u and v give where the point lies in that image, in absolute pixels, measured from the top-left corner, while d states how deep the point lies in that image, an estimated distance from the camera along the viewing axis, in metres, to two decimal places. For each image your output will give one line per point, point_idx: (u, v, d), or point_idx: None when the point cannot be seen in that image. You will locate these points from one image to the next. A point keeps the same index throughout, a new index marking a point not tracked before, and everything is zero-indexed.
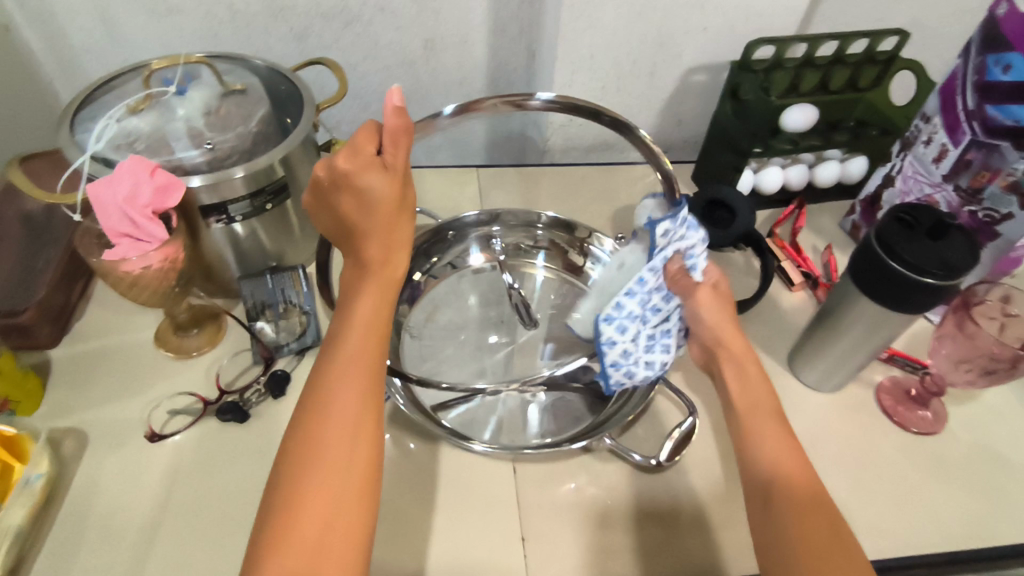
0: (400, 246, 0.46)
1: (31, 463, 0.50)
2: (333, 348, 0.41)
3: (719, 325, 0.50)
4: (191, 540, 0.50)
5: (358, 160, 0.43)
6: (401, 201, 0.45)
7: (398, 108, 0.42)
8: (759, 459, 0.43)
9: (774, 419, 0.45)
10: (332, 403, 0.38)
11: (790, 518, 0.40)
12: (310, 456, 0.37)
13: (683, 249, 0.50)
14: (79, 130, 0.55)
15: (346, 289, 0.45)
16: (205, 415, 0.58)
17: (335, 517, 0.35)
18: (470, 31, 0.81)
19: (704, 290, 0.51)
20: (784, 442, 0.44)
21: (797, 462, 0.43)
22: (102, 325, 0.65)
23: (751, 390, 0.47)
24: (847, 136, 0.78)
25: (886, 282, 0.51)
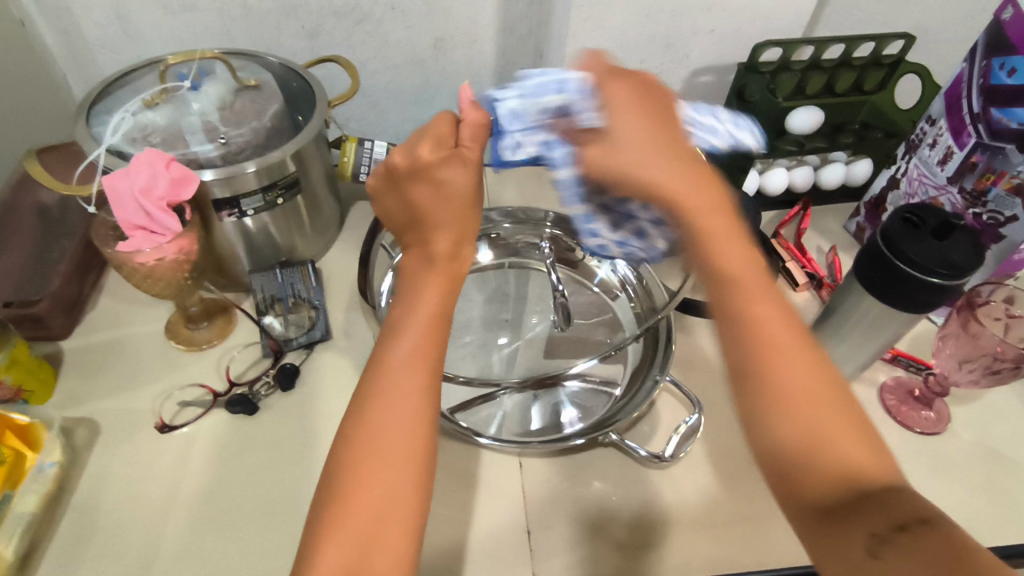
0: (467, 236, 0.43)
1: (45, 451, 0.51)
2: (393, 335, 0.40)
3: (657, 186, 0.41)
4: (202, 529, 0.51)
5: (441, 152, 0.42)
6: (478, 196, 0.43)
7: (472, 102, 0.44)
8: (744, 341, 0.38)
9: (763, 292, 0.40)
10: (392, 386, 0.38)
11: (775, 408, 0.36)
12: (370, 441, 0.36)
13: (564, 122, 0.44)
14: (96, 123, 0.56)
15: (409, 279, 0.43)
16: (215, 407, 0.58)
17: (391, 512, 0.35)
18: (479, 30, 0.82)
19: (597, 145, 0.43)
20: (777, 321, 0.39)
21: (795, 345, 0.38)
22: (113, 317, 0.65)
23: (729, 253, 0.41)
24: (851, 138, 0.79)
25: (892, 282, 0.51)
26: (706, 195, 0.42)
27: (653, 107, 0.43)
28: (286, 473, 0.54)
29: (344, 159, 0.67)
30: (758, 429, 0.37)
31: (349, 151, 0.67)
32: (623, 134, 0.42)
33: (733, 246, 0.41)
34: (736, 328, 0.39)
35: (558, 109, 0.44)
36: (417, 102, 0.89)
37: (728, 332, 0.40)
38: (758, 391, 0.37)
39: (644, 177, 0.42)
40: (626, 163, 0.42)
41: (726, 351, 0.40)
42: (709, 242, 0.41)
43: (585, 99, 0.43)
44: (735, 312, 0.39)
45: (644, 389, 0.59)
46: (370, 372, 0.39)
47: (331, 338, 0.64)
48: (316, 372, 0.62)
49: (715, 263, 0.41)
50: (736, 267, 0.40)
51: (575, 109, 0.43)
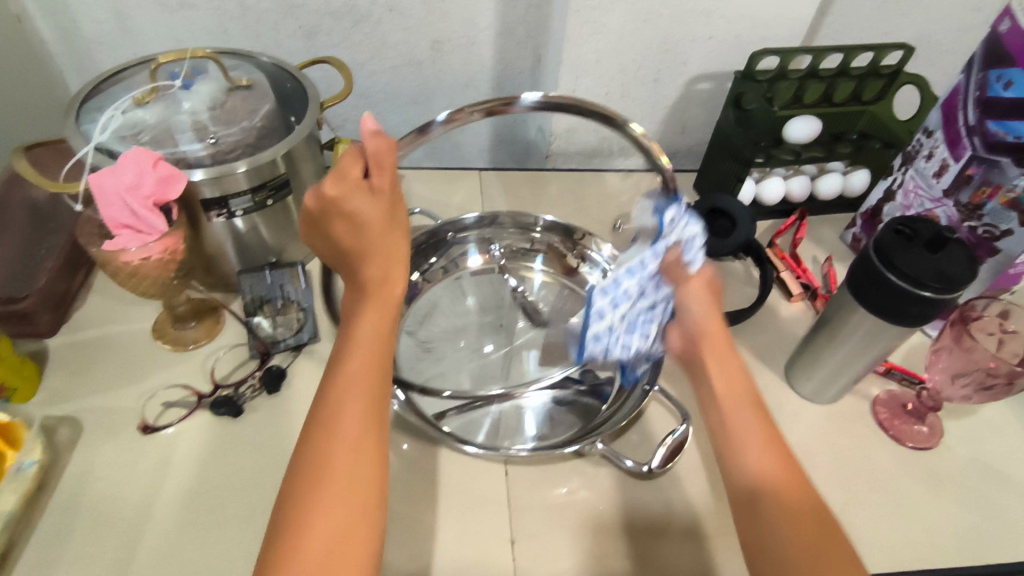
0: (397, 258, 0.45)
1: (24, 450, 0.50)
2: (336, 368, 0.41)
3: (705, 317, 0.51)
4: (180, 532, 0.50)
5: (344, 185, 0.43)
6: (390, 218, 0.45)
7: (374, 131, 0.44)
8: (745, 465, 0.41)
9: (756, 416, 0.44)
10: (339, 416, 0.38)
11: (773, 530, 0.38)
12: (317, 475, 0.36)
13: (684, 240, 0.52)
14: (85, 120, 0.55)
15: (347, 312, 0.45)
16: (199, 408, 0.58)
17: (342, 543, 0.35)
18: (478, 33, 0.81)
19: (697, 282, 0.52)
20: (769, 446, 0.42)
21: (783, 468, 0.41)
22: (100, 316, 0.65)
23: (735, 384, 0.46)
24: (850, 148, 0.77)
25: (883, 295, 0.51)
26: (722, 332, 0.49)
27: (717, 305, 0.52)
28: (270, 477, 0.54)
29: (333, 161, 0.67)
30: (749, 538, 0.39)
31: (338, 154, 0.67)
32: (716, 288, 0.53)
33: (731, 372, 0.47)
34: (730, 449, 0.43)
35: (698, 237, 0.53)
36: (414, 105, 0.89)
37: (728, 455, 0.43)
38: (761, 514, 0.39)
39: (689, 303, 0.52)
40: (699, 296, 0.52)
41: (728, 479, 0.42)
42: (713, 370, 0.47)
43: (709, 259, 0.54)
44: (729, 436, 0.43)
45: (631, 399, 0.58)
46: (320, 404, 0.39)
47: (319, 341, 0.64)
48: (303, 375, 0.61)
49: (714, 385, 0.46)
50: (729, 390, 0.46)
51: (694, 243, 0.52)
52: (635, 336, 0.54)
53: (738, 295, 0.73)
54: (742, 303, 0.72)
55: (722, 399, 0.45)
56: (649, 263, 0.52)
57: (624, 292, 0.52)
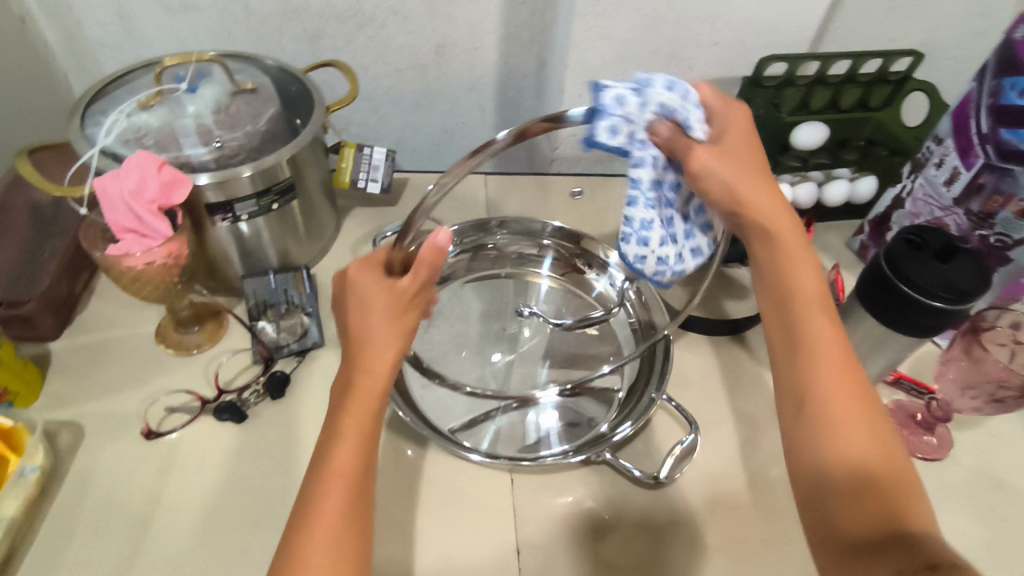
0: (387, 360, 0.41)
1: (26, 455, 0.49)
2: (336, 418, 0.41)
3: (736, 181, 0.46)
4: (184, 539, 0.50)
5: (366, 274, 0.43)
6: (401, 310, 0.42)
7: (438, 247, 0.40)
8: (807, 369, 0.41)
9: (830, 324, 0.43)
10: (341, 427, 0.40)
11: (826, 437, 0.39)
12: (319, 484, 0.39)
13: (662, 112, 0.43)
14: (90, 123, 0.55)
15: (334, 396, 0.42)
16: (202, 413, 0.57)
17: (344, 548, 0.37)
18: (481, 38, 0.81)
19: (705, 148, 0.45)
20: (837, 355, 0.41)
21: (849, 376, 0.40)
22: (103, 319, 0.64)
23: (799, 275, 0.45)
24: (855, 155, 0.78)
25: (894, 306, 0.50)
26: (772, 207, 0.46)
27: (750, 158, 0.47)
28: (273, 484, 0.53)
29: (341, 165, 0.68)
30: (797, 438, 0.40)
31: (347, 157, 0.68)
32: (728, 143, 0.47)
33: (805, 268, 0.45)
34: (796, 350, 0.42)
35: (661, 106, 0.43)
36: (417, 108, 0.89)
37: (786, 353, 0.43)
38: (816, 418, 0.39)
39: (712, 182, 0.46)
40: (715, 167, 0.46)
41: (779, 374, 0.43)
42: (784, 263, 0.45)
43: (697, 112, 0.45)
44: (800, 336, 0.42)
45: (637, 408, 0.58)
46: (327, 417, 0.42)
47: (324, 346, 0.63)
48: (306, 381, 0.61)
49: (784, 281, 0.45)
50: (806, 288, 0.44)
51: (671, 108, 0.43)
52: (693, 234, 0.51)
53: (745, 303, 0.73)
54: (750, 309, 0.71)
55: (791, 299, 0.44)
56: (646, 174, 0.44)
57: (649, 223, 0.46)
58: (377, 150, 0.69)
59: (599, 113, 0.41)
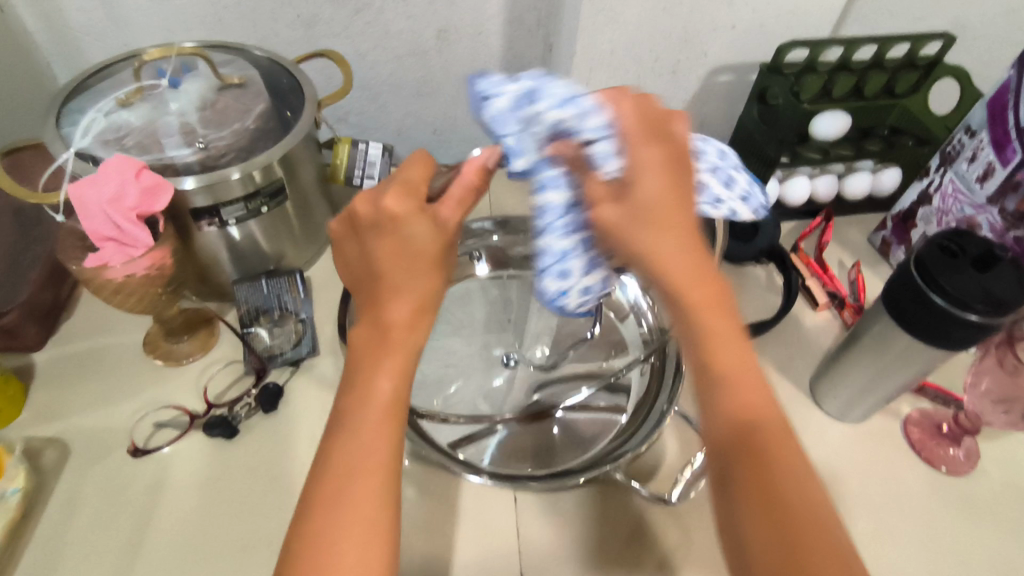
0: (431, 304, 0.39)
1: (8, 477, 0.48)
2: (362, 392, 0.37)
3: (657, 251, 0.35)
4: (171, 564, 0.48)
5: (409, 203, 0.39)
6: (445, 253, 0.40)
7: (487, 167, 0.42)
8: (733, 460, 0.34)
9: (751, 379, 0.35)
10: (371, 394, 0.37)
11: (753, 520, 0.32)
12: (350, 454, 0.35)
13: (569, 125, 0.38)
14: (66, 122, 0.52)
15: (360, 356, 0.38)
16: (192, 429, 0.55)
17: (378, 525, 0.34)
18: (485, 22, 0.77)
19: (608, 198, 0.36)
20: (761, 419, 0.34)
21: (767, 440, 0.34)
22: (90, 327, 0.62)
23: (718, 342, 0.36)
24: (879, 145, 0.73)
25: (925, 316, 0.47)
26: (692, 263, 0.35)
27: (672, 203, 0.35)
28: (265, 503, 0.51)
29: (335, 161, 0.65)
30: (726, 523, 0.34)
31: (341, 154, 0.65)
32: (641, 195, 0.35)
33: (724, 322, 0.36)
34: (718, 414, 0.35)
35: (558, 125, 0.38)
36: (419, 97, 0.84)
37: (710, 421, 0.36)
38: (740, 509, 0.33)
39: (636, 239, 0.35)
40: (620, 232, 0.36)
41: (710, 445, 0.36)
42: (704, 338, 0.36)
43: (605, 139, 0.37)
44: (720, 407, 0.35)
45: (642, 430, 0.55)
46: (351, 378, 0.38)
47: (318, 355, 0.61)
48: (300, 392, 0.58)
49: (702, 355, 0.36)
50: (729, 361, 0.35)
51: (602, 137, 0.37)
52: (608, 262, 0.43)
53: (761, 304, 0.69)
54: (761, 305, 0.69)
55: (708, 366, 0.36)
56: (553, 199, 0.39)
57: (564, 253, 0.40)
58: (375, 146, 0.66)
59: (531, 99, 0.39)
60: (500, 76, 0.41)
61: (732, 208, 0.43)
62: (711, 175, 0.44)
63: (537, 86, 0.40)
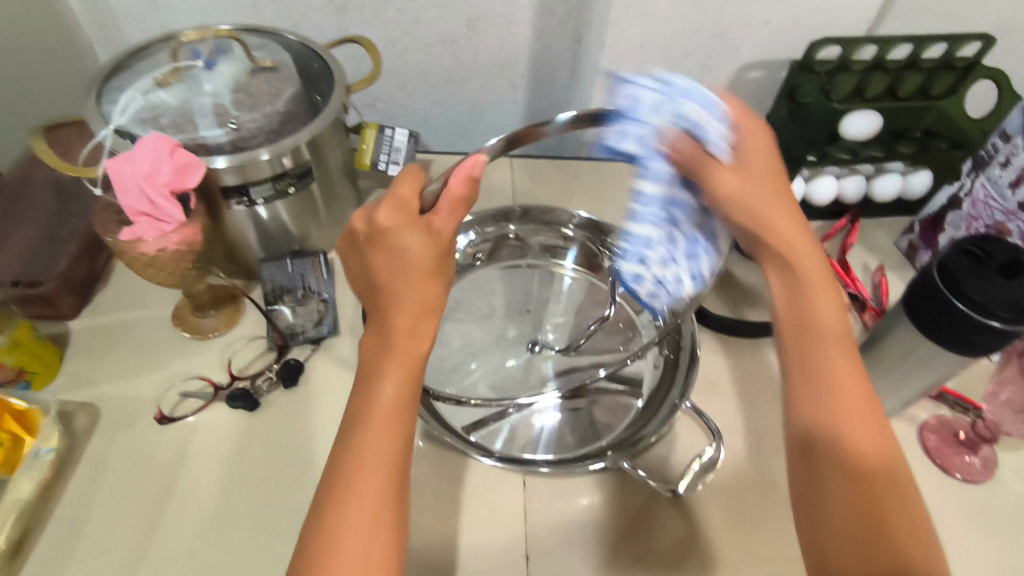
0: (431, 312, 0.41)
1: (42, 437, 0.50)
2: (366, 400, 0.38)
3: (751, 208, 0.46)
4: (190, 527, 0.50)
5: (400, 216, 0.41)
6: (441, 263, 0.41)
7: (472, 177, 0.41)
8: (815, 402, 0.40)
9: (845, 348, 0.42)
10: (375, 397, 0.38)
11: (835, 467, 0.38)
12: (354, 456, 0.36)
13: (681, 121, 0.48)
14: (106, 100, 0.54)
15: (365, 364, 0.40)
16: (216, 400, 0.57)
17: (381, 522, 0.35)
18: (516, 11, 0.77)
19: (731, 170, 0.47)
20: (852, 384, 0.40)
21: (852, 399, 0.40)
22: (122, 299, 0.65)
23: (816, 313, 0.43)
24: (912, 148, 0.71)
25: (946, 322, 0.46)
26: (804, 242, 0.46)
27: (770, 183, 0.47)
28: (283, 476, 0.53)
29: (362, 146, 0.67)
30: (805, 474, 0.39)
31: (368, 138, 0.66)
32: (754, 164, 0.48)
33: (829, 304, 0.44)
34: (810, 379, 0.41)
35: (681, 120, 0.49)
36: (446, 85, 0.85)
37: (797, 386, 0.42)
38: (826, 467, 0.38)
39: (727, 194, 0.47)
40: (740, 196, 0.47)
41: (788, 407, 0.42)
42: (811, 298, 0.44)
43: (719, 128, 0.48)
44: (816, 371, 0.41)
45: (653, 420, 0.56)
46: (360, 384, 0.40)
47: (338, 335, 0.62)
48: (320, 370, 0.60)
49: (806, 320, 0.43)
50: (829, 327, 0.43)
51: (703, 124, 0.48)
52: (698, 258, 0.54)
53: None
54: None
55: (808, 338, 0.43)
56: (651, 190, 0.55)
57: (648, 237, 0.58)
58: (399, 133, 0.67)
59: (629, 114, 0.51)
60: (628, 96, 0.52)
61: None
62: None
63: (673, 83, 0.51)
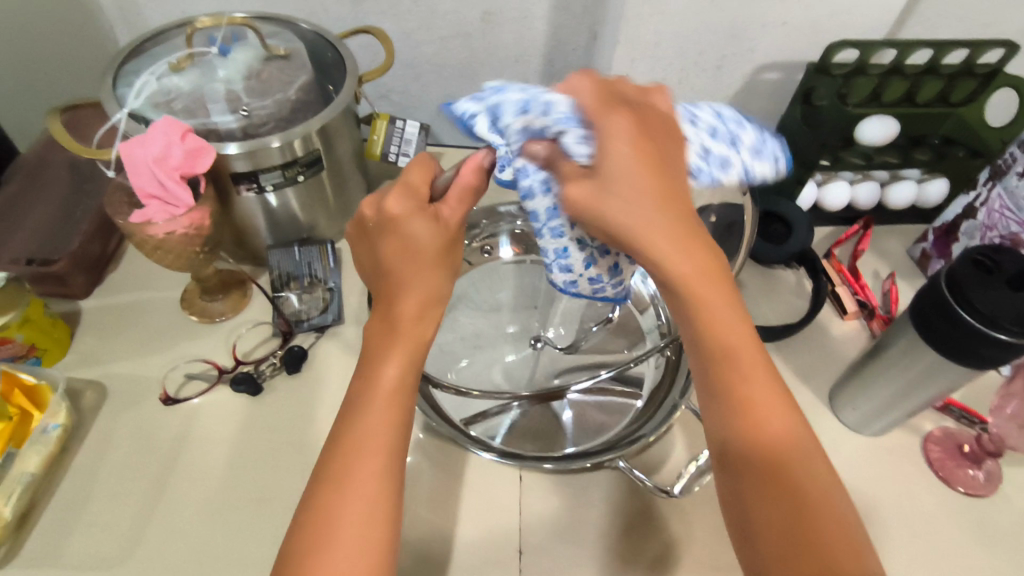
0: (439, 298, 0.41)
1: (49, 413, 0.52)
2: (368, 381, 0.39)
3: (642, 217, 0.36)
4: (189, 506, 0.51)
5: (410, 205, 0.41)
6: (449, 251, 0.42)
7: (480, 167, 0.42)
8: (731, 428, 0.36)
9: (756, 363, 0.37)
10: (377, 378, 0.39)
11: (758, 497, 0.33)
12: (355, 436, 0.37)
13: (547, 131, 0.38)
14: (122, 83, 0.54)
15: (370, 346, 0.41)
16: (220, 383, 0.58)
17: (377, 504, 0.35)
18: (533, 6, 0.76)
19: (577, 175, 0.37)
20: (773, 403, 0.36)
21: (770, 417, 0.35)
22: (133, 280, 0.66)
23: (720, 327, 0.37)
24: (928, 155, 0.71)
25: (951, 333, 0.46)
26: (700, 249, 0.37)
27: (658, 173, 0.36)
28: (283, 460, 0.53)
29: (373, 137, 0.67)
30: (732, 505, 0.35)
31: (379, 129, 0.66)
32: (612, 167, 0.36)
33: (732, 318, 0.37)
34: (721, 400, 0.36)
35: (530, 129, 0.39)
36: (460, 78, 0.85)
37: (710, 406, 0.37)
38: (745, 490, 0.34)
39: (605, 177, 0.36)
40: (615, 204, 0.36)
41: (710, 430, 0.37)
42: (707, 315, 0.37)
43: (574, 128, 0.37)
44: (723, 389, 0.36)
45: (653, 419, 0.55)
46: (363, 365, 0.40)
47: (343, 323, 0.63)
48: (324, 357, 0.60)
49: (709, 340, 0.37)
50: (736, 341, 0.37)
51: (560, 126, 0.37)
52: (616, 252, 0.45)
53: (787, 308, 0.68)
54: (784, 310, 0.68)
55: (718, 354, 0.37)
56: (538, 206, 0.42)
57: (563, 250, 0.44)
58: (411, 125, 0.67)
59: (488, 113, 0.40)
60: (469, 95, 0.41)
61: (744, 165, 0.41)
62: (710, 138, 0.41)
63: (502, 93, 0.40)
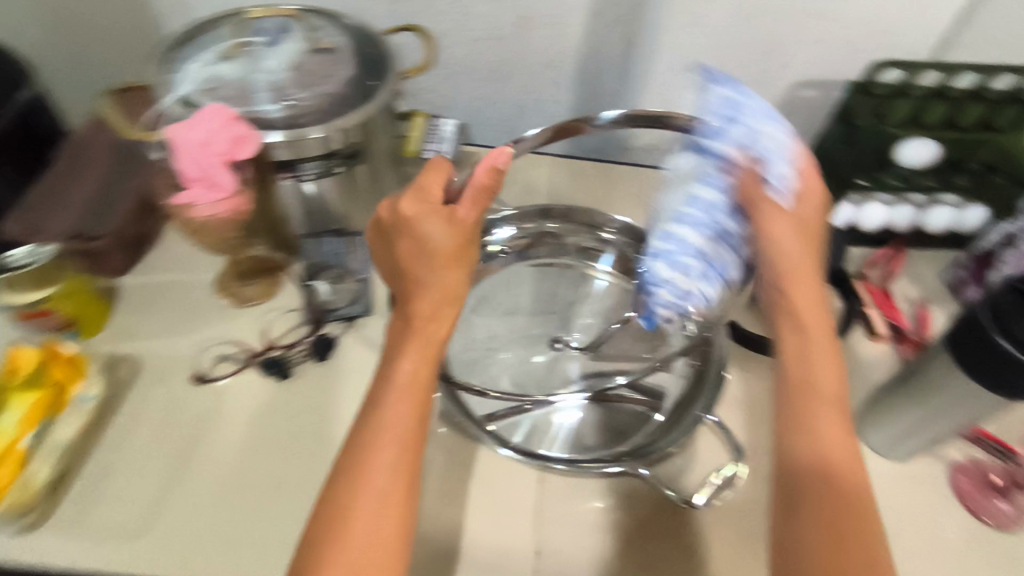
0: (455, 295, 0.43)
1: (87, 384, 0.54)
2: (384, 377, 0.39)
3: (783, 253, 0.46)
4: (212, 484, 0.51)
5: (423, 206, 0.44)
6: (464, 249, 0.44)
7: (495, 167, 0.45)
8: (802, 453, 0.38)
9: (832, 406, 0.40)
10: (393, 374, 0.39)
11: (817, 515, 0.35)
12: (371, 428, 0.37)
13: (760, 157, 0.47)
14: (171, 70, 0.56)
15: (389, 343, 0.42)
16: (249, 365, 0.59)
17: (391, 499, 0.35)
18: (567, 13, 0.73)
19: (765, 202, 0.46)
20: (843, 443, 0.38)
21: (840, 456, 0.37)
22: (169, 261, 0.67)
23: (815, 368, 0.41)
24: (968, 180, 0.70)
25: (989, 360, 0.45)
26: (814, 296, 0.44)
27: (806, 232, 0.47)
28: (306, 446, 0.54)
29: (409, 134, 0.69)
30: (788, 523, 0.36)
31: (416, 127, 0.69)
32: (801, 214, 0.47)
33: (829, 369, 0.41)
34: (796, 428, 0.39)
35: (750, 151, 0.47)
36: None
37: (785, 431, 0.40)
38: (806, 507, 0.36)
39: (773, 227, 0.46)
40: (774, 232, 0.46)
41: (779, 453, 0.39)
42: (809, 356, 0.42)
43: (781, 166, 0.47)
44: (800, 420, 0.39)
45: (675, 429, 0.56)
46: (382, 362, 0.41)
47: (371, 315, 0.64)
48: (351, 347, 0.61)
49: (800, 376, 0.41)
50: (824, 385, 0.40)
51: (772, 164, 0.47)
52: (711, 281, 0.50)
53: None
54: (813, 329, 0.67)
55: (801, 388, 0.40)
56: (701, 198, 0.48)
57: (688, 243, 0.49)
58: (445, 125, 0.69)
59: (729, 119, 0.48)
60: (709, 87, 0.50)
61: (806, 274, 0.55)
62: None
63: (741, 104, 0.49)
